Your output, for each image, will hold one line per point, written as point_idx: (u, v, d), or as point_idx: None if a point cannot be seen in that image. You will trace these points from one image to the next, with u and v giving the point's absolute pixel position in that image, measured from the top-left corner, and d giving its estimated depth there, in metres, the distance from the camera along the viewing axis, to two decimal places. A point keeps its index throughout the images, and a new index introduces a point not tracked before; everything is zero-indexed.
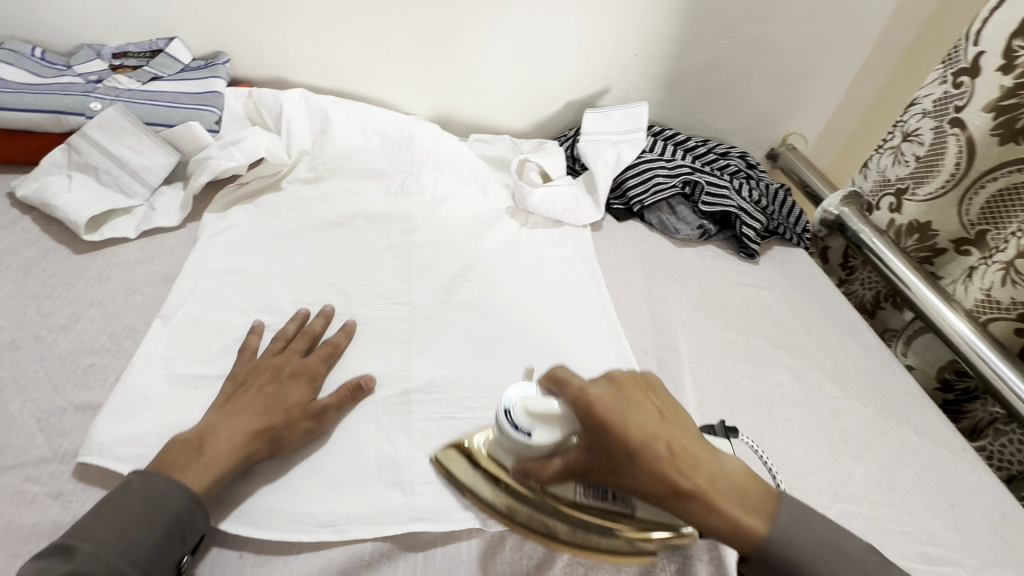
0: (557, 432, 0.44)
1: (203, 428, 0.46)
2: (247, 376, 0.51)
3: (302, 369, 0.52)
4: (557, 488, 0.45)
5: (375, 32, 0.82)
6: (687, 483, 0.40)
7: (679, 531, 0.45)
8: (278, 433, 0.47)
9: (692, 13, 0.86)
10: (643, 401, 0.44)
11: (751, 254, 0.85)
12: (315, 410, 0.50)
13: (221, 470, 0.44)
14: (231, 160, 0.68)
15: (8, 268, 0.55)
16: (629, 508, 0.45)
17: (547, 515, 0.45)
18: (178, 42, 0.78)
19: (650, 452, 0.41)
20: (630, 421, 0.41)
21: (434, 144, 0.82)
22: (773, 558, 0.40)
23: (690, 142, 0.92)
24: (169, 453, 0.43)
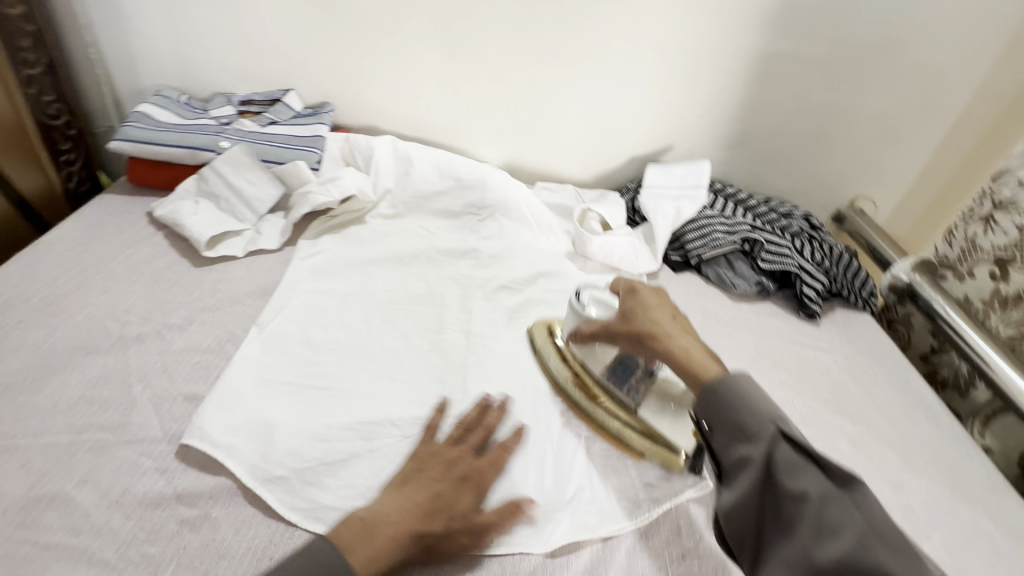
0: (611, 308, 0.61)
1: (375, 512, 0.45)
2: (427, 462, 0.50)
3: (480, 476, 0.50)
4: (594, 365, 0.62)
5: (461, 89, 0.91)
6: (667, 332, 0.53)
7: (663, 439, 0.57)
8: (432, 541, 0.45)
9: (761, 80, 0.90)
10: (664, 302, 0.58)
11: (812, 314, 0.83)
12: (481, 524, 0.47)
13: (381, 567, 0.42)
14: (328, 195, 0.77)
15: (142, 275, 0.65)
16: (636, 403, 0.59)
17: (575, 391, 0.62)
18: (293, 93, 0.91)
19: (655, 317, 0.55)
20: (648, 304, 0.57)
21: (506, 190, 0.87)
22: (721, 395, 0.46)
23: (751, 200, 0.93)
24: (345, 531, 0.43)
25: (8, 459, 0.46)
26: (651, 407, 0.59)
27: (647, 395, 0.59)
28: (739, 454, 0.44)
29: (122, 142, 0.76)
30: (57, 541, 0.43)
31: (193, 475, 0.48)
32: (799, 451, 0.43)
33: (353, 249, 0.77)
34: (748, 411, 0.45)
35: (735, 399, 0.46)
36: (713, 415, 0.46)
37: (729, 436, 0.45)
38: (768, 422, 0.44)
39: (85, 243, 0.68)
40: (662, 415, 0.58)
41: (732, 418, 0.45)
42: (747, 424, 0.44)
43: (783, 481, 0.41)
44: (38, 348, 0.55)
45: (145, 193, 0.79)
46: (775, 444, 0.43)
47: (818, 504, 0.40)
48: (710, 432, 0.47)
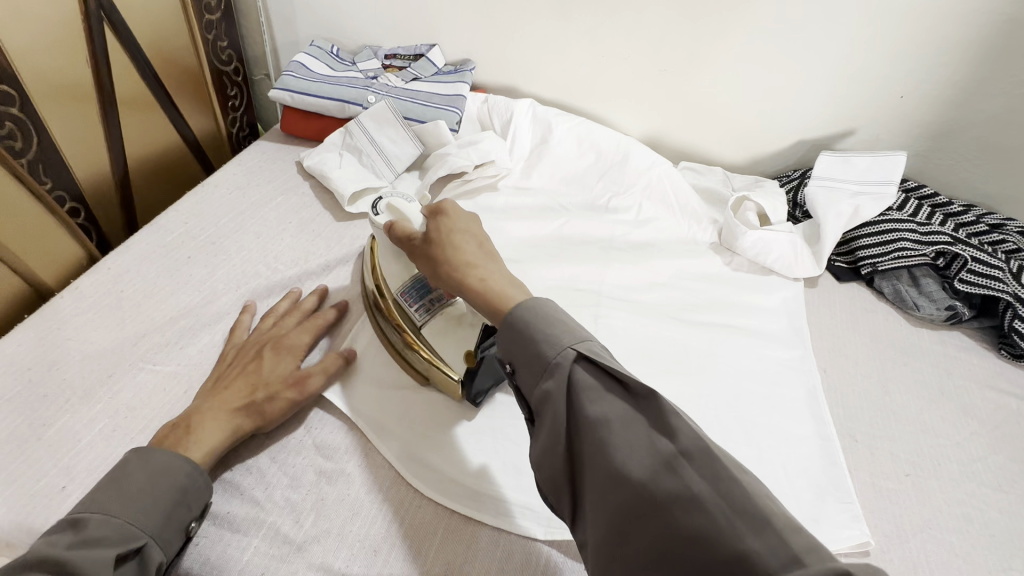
0: (411, 219, 0.51)
1: (192, 410, 0.45)
2: (235, 356, 0.50)
3: (285, 342, 0.51)
4: (393, 278, 0.53)
5: (612, 52, 0.83)
6: (471, 258, 0.44)
7: (441, 367, 0.49)
8: (262, 407, 0.46)
9: (992, 57, 0.72)
10: (461, 218, 0.47)
11: (1020, 355, 0.67)
12: (299, 379, 0.49)
13: (212, 447, 0.44)
14: (466, 159, 0.75)
15: (290, 223, 0.67)
16: (422, 322, 0.51)
17: (382, 314, 0.53)
18: (437, 49, 0.88)
19: (456, 246, 0.45)
20: (450, 217, 0.47)
21: (647, 169, 0.80)
22: (522, 323, 0.39)
23: (953, 205, 0.77)
24: (162, 435, 0.43)
25: (174, 385, 0.49)
26: (436, 330, 0.51)
27: (433, 316, 0.51)
28: (542, 392, 0.37)
29: (281, 91, 0.78)
30: (217, 471, 0.46)
31: (330, 429, 0.49)
32: (600, 373, 0.37)
33: (484, 216, 0.74)
34: (542, 337, 0.38)
35: (530, 329, 0.39)
36: (514, 353, 0.40)
37: (533, 375, 0.38)
38: (566, 346, 0.38)
39: (244, 186, 0.71)
40: (442, 336, 0.50)
41: (530, 349, 0.38)
42: (543, 353, 0.38)
43: (582, 408, 0.36)
44: (203, 283, 0.58)
45: (295, 143, 0.82)
46: (572, 368, 0.37)
47: (616, 428, 0.35)
48: (513, 371, 0.40)
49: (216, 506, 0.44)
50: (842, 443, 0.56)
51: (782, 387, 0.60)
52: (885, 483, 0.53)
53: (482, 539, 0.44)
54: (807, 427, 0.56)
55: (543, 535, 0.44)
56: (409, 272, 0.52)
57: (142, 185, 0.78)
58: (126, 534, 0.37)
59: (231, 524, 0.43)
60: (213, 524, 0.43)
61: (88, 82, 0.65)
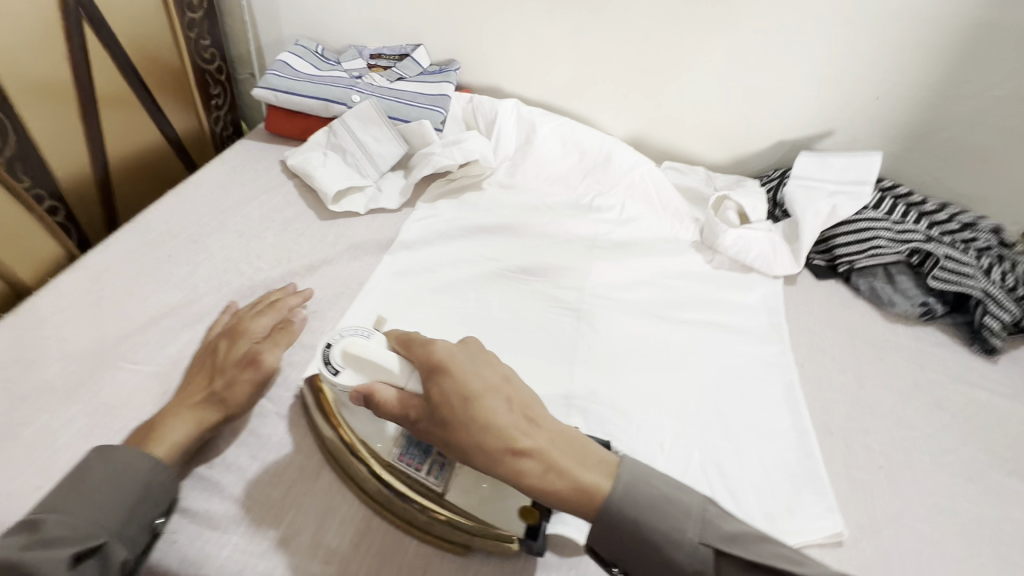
0: (391, 374, 0.43)
1: (156, 414, 0.46)
2: (196, 354, 0.51)
3: (239, 327, 0.52)
4: (377, 442, 0.46)
5: (595, 53, 0.84)
6: (521, 441, 0.38)
7: (492, 533, 0.43)
8: (218, 390, 0.47)
9: (962, 60, 0.74)
10: (481, 369, 0.41)
11: (990, 349, 0.69)
12: (249, 358, 0.49)
13: (175, 439, 0.44)
14: (451, 159, 0.75)
15: (273, 222, 0.67)
16: (444, 489, 0.45)
17: (383, 494, 0.45)
18: (422, 49, 0.89)
19: (495, 421, 0.38)
20: (466, 377, 0.40)
21: (630, 168, 0.81)
22: (628, 521, 0.38)
23: (927, 203, 0.78)
24: (128, 438, 0.45)
25: (153, 383, 0.49)
26: (463, 493, 0.44)
27: (461, 474, 0.44)
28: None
29: (264, 90, 0.78)
30: (196, 470, 0.46)
31: (311, 425, 0.49)
32: (741, 561, 0.36)
33: (468, 215, 0.74)
34: (660, 532, 0.38)
35: (651, 524, 0.38)
36: (620, 554, 0.38)
37: (654, 574, 0.38)
38: (694, 541, 0.37)
39: (227, 186, 0.71)
40: (478, 498, 0.44)
41: (638, 548, 0.38)
42: (672, 555, 0.37)
43: None
44: (184, 282, 0.58)
45: (279, 142, 0.82)
46: (715, 566, 0.37)
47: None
48: (624, 571, 0.39)
49: (194, 505, 0.44)
50: (818, 436, 0.57)
51: (760, 383, 0.61)
52: (859, 474, 0.55)
53: (463, 532, 0.44)
54: (785, 421, 0.57)
55: None
56: (402, 429, 0.47)
57: (121, 184, 0.77)
58: (86, 534, 0.38)
59: (208, 522, 0.43)
60: (190, 522, 0.43)
61: (66, 78, 0.65)
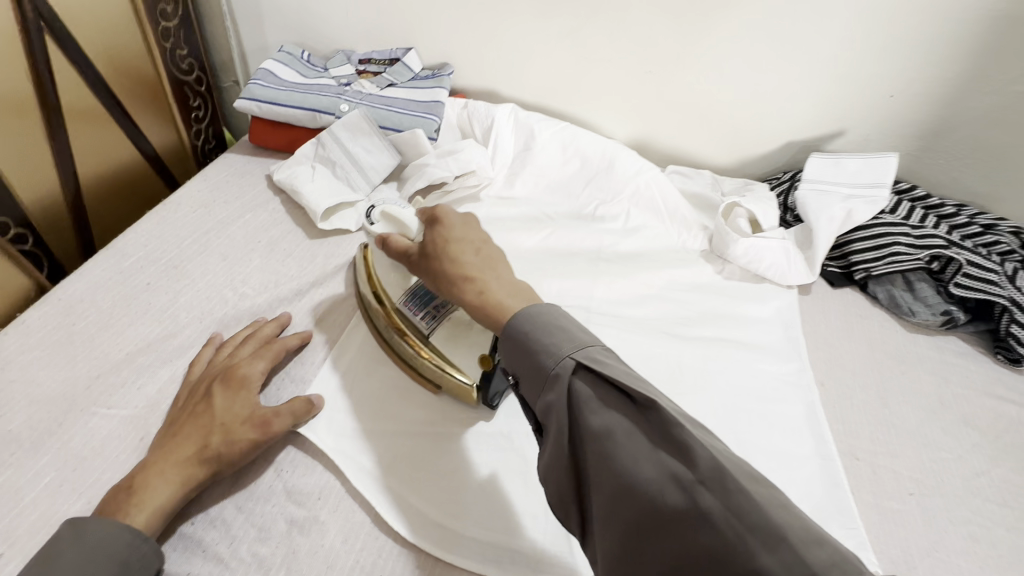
0: (404, 227, 0.50)
1: (140, 466, 0.42)
2: (189, 399, 0.46)
3: (236, 373, 0.47)
4: (392, 288, 0.53)
5: (595, 54, 0.80)
6: (472, 270, 0.42)
7: (450, 373, 0.49)
8: (214, 452, 0.42)
9: (982, 56, 0.70)
10: (467, 230, 0.45)
11: (1017, 360, 0.66)
12: (259, 420, 0.44)
13: (159, 505, 0.40)
14: (446, 169, 0.71)
15: (259, 242, 0.63)
16: (428, 332, 0.51)
17: (385, 327, 0.53)
18: (414, 53, 0.85)
19: (459, 260, 0.43)
20: (451, 231, 0.45)
21: (634, 175, 0.77)
22: (517, 330, 0.38)
23: (945, 206, 0.75)
24: (105, 500, 0.40)
25: (130, 431, 0.45)
26: (445, 336, 0.51)
27: (440, 324, 0.50)
28: (545, 405, 0.35)
29: (247, 102, 0.74)
30: (177, 527, 0.42)
31: (302, 471, 0.46)
32: (599, 381, 0.34)
33: None
34: (539, 348, 0.36)
35: (536, 333, 0.37)
36: (514, 364, 0.37)
37: (532, 386, 0.36)
38: (564, 355, 0.35)
39: (209, 204, 0.67)
40: (454, 344, 0.50)
41: (529, 359, 0.36)
42: (542, 364, 0.36)
43: (584, 419, 0.33)
44: (163, 313, 0.54)
45: (265, 155, 0.78)
46: (572, 380, 0.34)
47: (618, 443, 0.32)
48: (517, 383, 0.38)
49: (176, 567, 0.40)
50: (843, 462, 0.54)
51: (780, 404, 0.57)
52: (890, 504, 0.51)
53: None
54: (808, 447, 0.54)
55: None
56: (409, 280, 0.52)
57: (96, 204, 0.73)
58: None
59: None
60: None
61: (29, 93, 0.61)
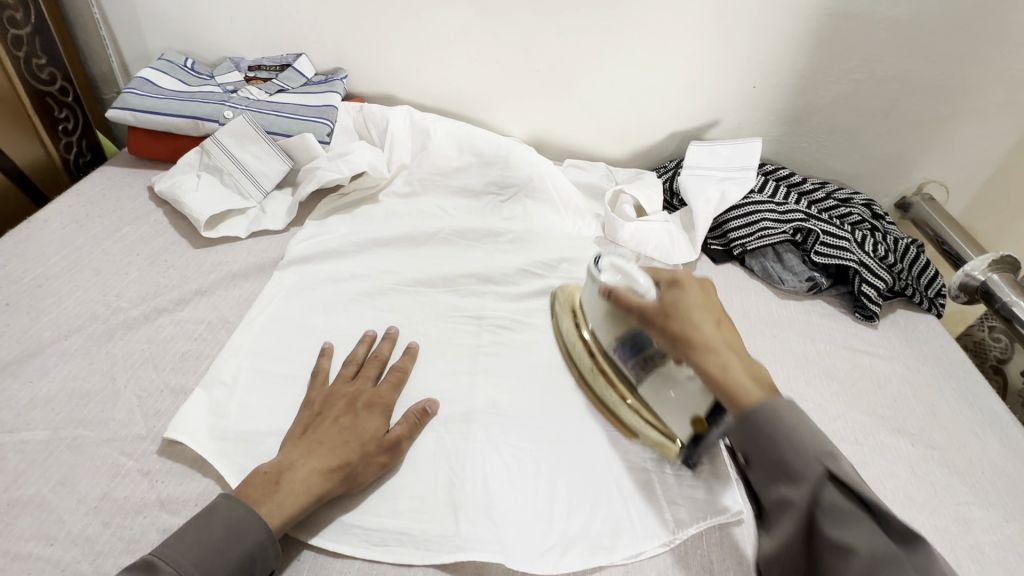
0: (635, 281, 0.52)
1: (283, 462, 0.44)
2: (324, 405, 0.49)
3: (377, 398, 0.50)
4: (603, 336, 0.56)
5: (484, 55, 0.83)
6: (715, 342, 0.44)
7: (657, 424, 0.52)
8: (355, 470, 0.45)
9: (823, 47, 0.79)
10: (705, 296, 0.47)
11: (870, 316, 0.75)
12: (392, 442, 0.47)
13: (293, 513, 0.42)
14: (337, 172, 0.70)
15: (138, 256, 0.61)
16: (636, 379, 0.54)
17: (597, 367, 0.57)
18: (304, 58, 0.84)
19: (696, 325, 0.45)
20: (691, 300, 0.47)
21: (529, 169, 0.80)
22: (750, 417, 0.40)
23: (805, 184, 0.83)
24: (249, 484, 0.42)
25: None
26: (651, 389, 0.52)
27: (654, 373, 0.51)
28: (780, 495, 0.38)
29: (121, 111, 0.71)
30: (29, 550, 0.39)
31: (177, 480, 0.44)
32: (853, 498, 0.36)
33: (362, 229, 0.71)
34: (771, 437, 0.39)
35: (768, 423, 0.39)
36: (748, 447, 0.40)
37: (770, 473, 0.39)
38: (815, 462, 0.37)
39: (82, 219, 0.64)
40: (656, 393, 0.51)
41: (772, 455, 0.38)
42: (789, 462, 0.38)
43: (827, 530, 0.35)
44: (24, 334, 0.51)
45: (147, 166, 0.75)
46: (822, 488, 0.36)
47: (869, 566, 0.33)
48: (747, 467, 0.40)
49: None
50: None
51: None
52: None
53: (353, 574, 0.43)
54: None
55: (420, 560, 0.43)
56: (625, 331, 0.54)
57: None
58: None
59: None
60: None
61: None
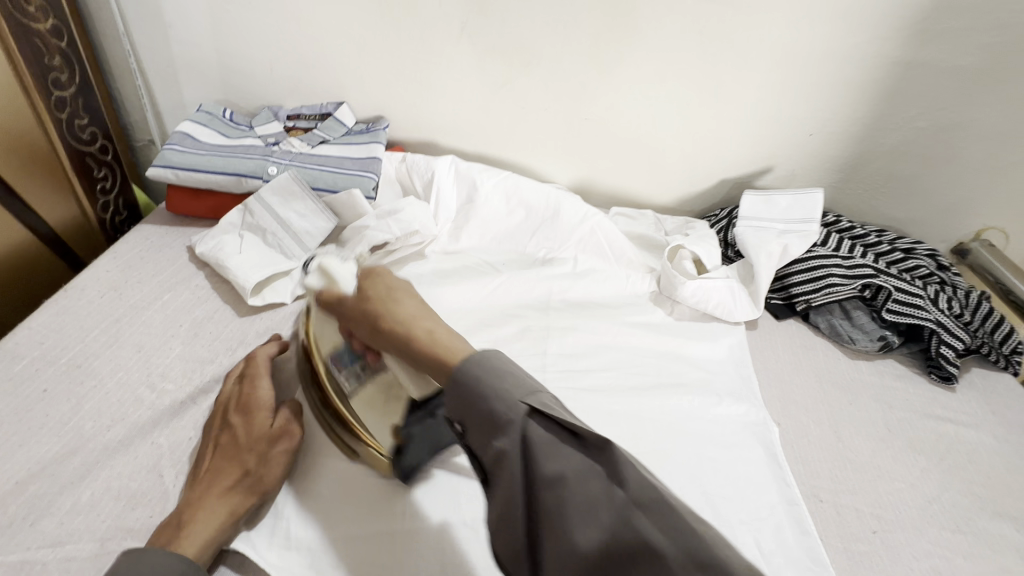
0: (343, 279, 0.48)
1: (180, 505, 0.42)
2: (210, 435, 0.47)
3: (249, 398, 0.49)
4: (324, 340, 0.50)
5: (531, 102, 0.81)
6: (415, 329, 0.42)
7: (364, 436, 0.48)
8: (255, 473, 0.44)
9: (886, 94, 0.76)
10: (395, 290, 0.46)
11: (948, 378, 0.70)
12: (281, 429, 0.47)
13: (210, 537, 0.40)
14: (387, 232, 0.67)
15: (181, 326, 0.57)
16: (350, 392, 0.49)
17: (319, 387, 0.51)
18: (346, 107, 0.82)
19: (394, 304, 0.44)
20: (386, 296, 0.45)
21: (580, 221, 0.77)
22: (470, 385, 0.37)
23: (868, 236, 0.80)
24: (154, 534, 0.40)
25: None
26: (366, 398, 0.48)
27: (365, 384, 0.48)
28: (496, 450, 0.35)
29: (161, 168, 0.68)
30: None
31: None
32: (555, 428, 0.35)
33: (413, 290, 0.67)
34: (493, 394, 0.37)
35: (485, 384, 0.37)
36: (467, 411, 0.37)
37: (482, 432, 0.36)
38: (518, 402, 0.36)
39: (120, 286, 0.60)
40: (375, 406, 0.48)
41: (482, 412, 0.36)
42: (497, 412, 0.36)
43: (539, 466, 0.33)
44: (64, 424, 0.47)
45: (186, 223, 0.72)
46: (527, 426, 0.35)
47: (582, 510, 0.31)
48: (464, 433, 0.38)
49: None
50: (808, 506, 0.54)
51: (741, 450, 0.57)
52: (856, 547, 0.52)
53: None
54: (773, 493, 0.54)
55: None
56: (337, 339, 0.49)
57: None
58: None
59: None
60: None
61: None
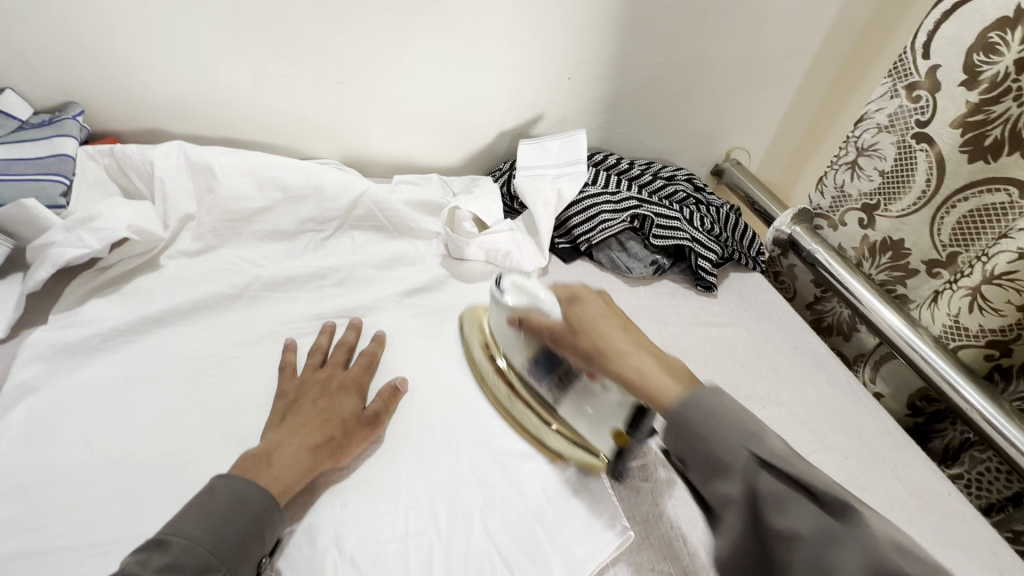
0: (539, 302, 0.52)
1: (269, 444, 0.45)
2: (301, 392, 0.50)
3: (349, 381, 0.52)
4: (512, 353, 0.57)
5: (268, 68, 0.70)
6: (624, 346, 0.45)
7: (585, 444, 0.52)
8: (340, 444, 0.47)
9: (623, 33, 0.79)
10: (617, 311, 0.49)
11: (708, 286, 0.78)
12: (372, 415, 0.50)
13: (288, 484, 0.43)
14: (78, 246, 0.54)
15: None
16: (560, 402, 0.53)
17: (506, 396, 0.56)
18: (9, 93, 0.63)
19: (604, 334, 0.46)
20: (591, 312, 0.49)
21: (349, 193, 0.69)
22: (688, 410, 0.37)
23: (633, 169, 0.86)
24: (239, 466, 0.43)
25: None
26: (569, 407, 0.52)
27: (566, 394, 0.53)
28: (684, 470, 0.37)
29: None
30: None
31: None
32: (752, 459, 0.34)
33: (140, 308, 0.56)
34: (690, 415, 0.37)
35: (694, 416, 0.36)
36: (685, 451, 0.36)
37: (677, 455, 0.37)
38: (724, 435, 0.35)
39: None
40: (582, 416, 0.52)
41: (682, 439, 0.36)
42: (686, 428, 0.36)
43: (716, 488, 0.34)
44: None
45: None
46: (723, 454, 0.34)
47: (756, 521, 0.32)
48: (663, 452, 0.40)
49: None
50: None
51: None
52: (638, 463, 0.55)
53: None
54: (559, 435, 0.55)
55: None
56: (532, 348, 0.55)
57: None
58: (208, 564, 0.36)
59: None
60: None
61: None
